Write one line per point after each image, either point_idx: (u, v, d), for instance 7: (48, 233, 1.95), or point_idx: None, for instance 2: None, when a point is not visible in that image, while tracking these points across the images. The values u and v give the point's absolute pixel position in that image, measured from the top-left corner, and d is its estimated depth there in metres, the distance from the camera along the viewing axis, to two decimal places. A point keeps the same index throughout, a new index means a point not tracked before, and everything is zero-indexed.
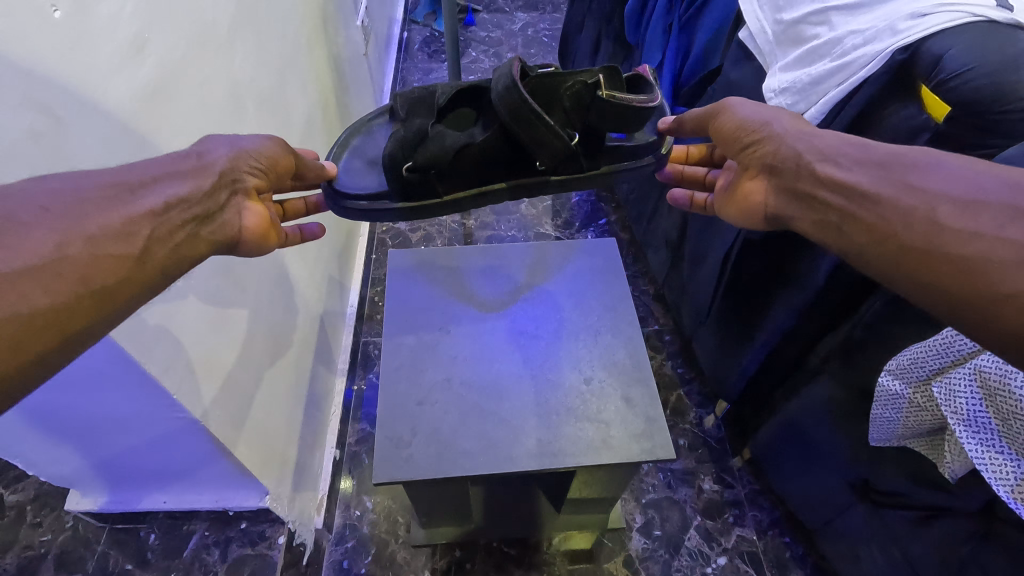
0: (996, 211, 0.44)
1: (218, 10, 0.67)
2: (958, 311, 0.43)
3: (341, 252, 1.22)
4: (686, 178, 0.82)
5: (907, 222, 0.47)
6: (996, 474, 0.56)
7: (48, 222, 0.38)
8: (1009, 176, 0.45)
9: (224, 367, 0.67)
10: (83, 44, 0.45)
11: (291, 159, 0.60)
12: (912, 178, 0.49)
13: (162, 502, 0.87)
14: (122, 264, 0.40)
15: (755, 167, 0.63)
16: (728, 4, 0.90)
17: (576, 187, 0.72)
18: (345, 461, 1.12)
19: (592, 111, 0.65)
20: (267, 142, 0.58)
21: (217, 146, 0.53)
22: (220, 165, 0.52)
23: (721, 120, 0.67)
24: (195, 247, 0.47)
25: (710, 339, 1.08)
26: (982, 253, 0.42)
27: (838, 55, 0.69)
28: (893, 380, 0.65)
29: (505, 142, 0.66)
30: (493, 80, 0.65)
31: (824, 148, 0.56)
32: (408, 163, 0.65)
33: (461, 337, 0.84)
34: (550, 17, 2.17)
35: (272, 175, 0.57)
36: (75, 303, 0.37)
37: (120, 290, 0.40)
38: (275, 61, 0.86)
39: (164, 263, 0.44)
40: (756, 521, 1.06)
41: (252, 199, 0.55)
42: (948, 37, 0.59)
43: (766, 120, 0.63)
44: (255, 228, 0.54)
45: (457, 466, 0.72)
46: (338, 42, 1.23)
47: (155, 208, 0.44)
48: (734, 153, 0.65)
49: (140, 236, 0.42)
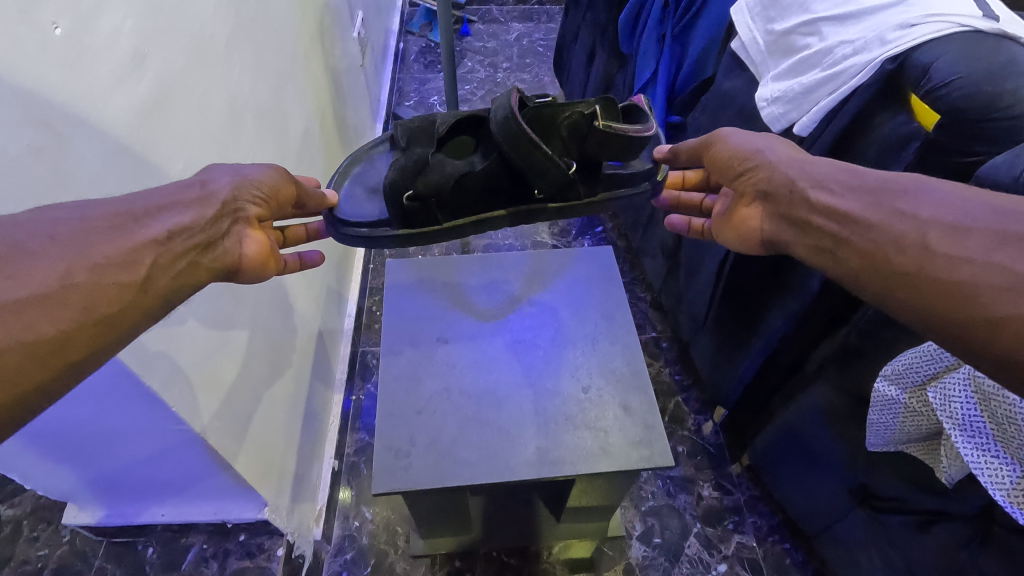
0: (985, 236, 0.45)
1: (215, 26, 0.68)
2: (955, 336, 0.43)
3: (339, 261, 1.22)
4: (682, 205, 0.83)
5: (900, 247, 0.48)
6: (992, 478, 0.56)
7: (56, 252, 0.38)
8: (997, 204, 0.46)
9: (224, 379, 0.67)
10: (83, 63, 0.46)
11: (292, 187, 0.60)
12: (901, 205, 0.50)
13: (160, 515, 0.86)
14: (124, 292, 0.41)
15: (749, 194, 0.64)
16: (720, 15, 0.91)
17: (573, 213, 0.73)
18: (343, 472, 1.11)
19: (590, 141, 0.66)
20: (269, 169, 0.57)
21: (219, 174, 0.53)
22: (223, 194, 0.52)
23: (716, 150, 0.68)
24: (196, 275, 0.47)
25: (707, 346, 1.08)
26: (974, 278, 0.43)
27: (829, 64, 0.70)
28: (889, 386, 0.66)
29: (504, 172, 0.68)
30: (492, 110, 0.66)
31: (816, 176, 0.57)
32: (409, 191, 0.65)
33: (459, 346, 0.85)
34: (545, 27, 2.19)
35: (274, 203, 0.57)
36: (79, 329, 0.37)
37: (123, 317, 0.40)
38: (273, 75, 0.86)
39: (165, 291, 0.44)
40: (756, 527, 1.06)
41: (253, 228, 0.54)
42: (936, 47, 0.60)
43: (758, 148, 0.64)
44: (255, 256, 0.54)
45: (456, 476, 0.72)
46: (335, 54, 1.24)
47: (158, 238, 0.44)
48: (729, 180, 0.66)
49: (143, 265, 0.42)
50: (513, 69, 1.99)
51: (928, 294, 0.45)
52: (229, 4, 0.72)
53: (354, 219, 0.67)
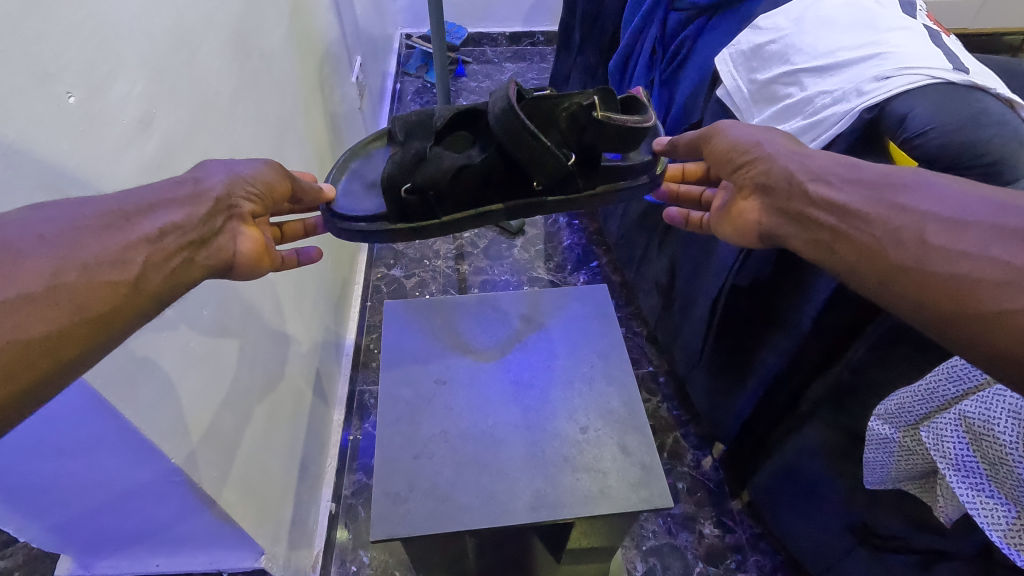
0: (982, 231, 0.45)
1: (219, 83, 0.71)
2: (950, 328, 0.44)
3: (337, 301, 1.24)
4: (681, 197, 0.85)
5: (898, 241, 0.49)
6: (987, 519, 0.57)
7: (45, 251, 0.39)
8: (997, 200, 0.47)
9: (221, 427, 0.68)
10: (94, 129, 0.48)
11: (287, 183, 0.61)
12: (901, 199, 0.51)
13: (154, 565, 0.84)
14: (117, 291, 0.41)
15: (748, 186, 0.65)
16: (704, 67, 0.95)
17: (572, 207, 0.75)
18: (340, 514, 1.10)
19: (588, 132, 0.68)
20: (262, 166, 0.59)
21: (215, 171, 0.54)
22: (217, 191, 0.52)
23: (715, 142, 0.70)
24: (193, 273, 0.48)
25: (703, 382, 1.09)
26: (972, 272, 0.44)
27: (810, 113, 0.73)
28: (883, 424, 0.66)
29: (502, 164, 0.69)
30: (490, 104, 0.67)
31: (815, 169, 0.59)
32: (408, 184, 0.66)
33: (457, 388, 0.85)
34: (538, 67, 2.26)
35: (268, 200, 0.58)
36: (70, 330, 0.38)
37: (115, 316, 0.40)
38: (274, 123, 0.89)
39: (159, 289, 0.44)
40: (759, 566, 1.05)
41: (247, 223, 0.56)
42: (911, 97, 0.63)
43: (757, 141, 0.65)
44: (250, 252, 0.55)
45: (453, 521, 0.72)
46: (334, 100, 1.28)
47: (150, 235, 0.45)
48: (727, 173, 0.68)
49: (134, 264, 0.43)
50: None
51: (919, 288, 0.47)
52: (234, 60, 0.75)
53: (354, 213, 0.68)
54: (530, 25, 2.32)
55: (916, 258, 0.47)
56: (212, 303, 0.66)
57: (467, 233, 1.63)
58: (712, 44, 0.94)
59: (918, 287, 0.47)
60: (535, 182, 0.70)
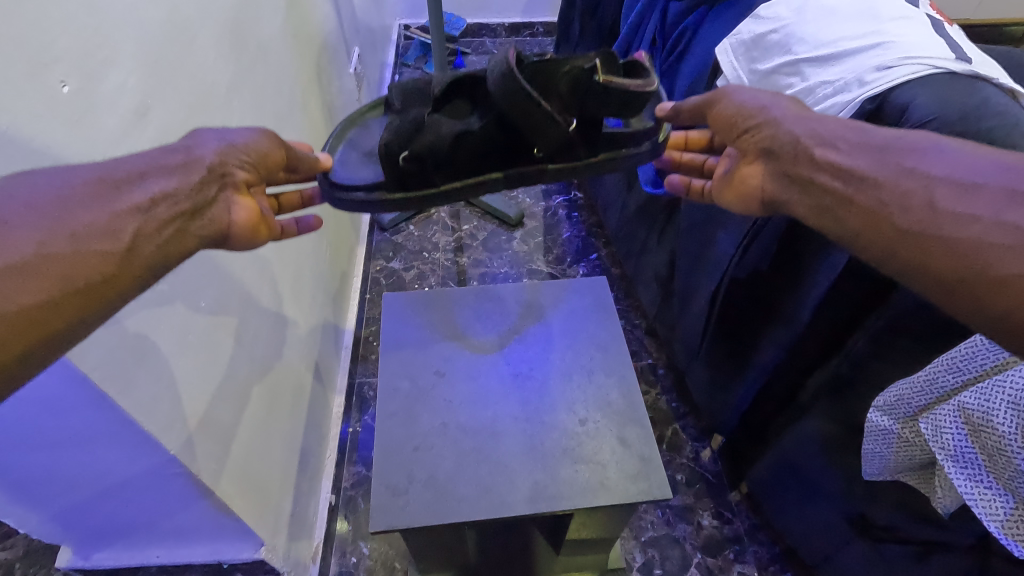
0: (993, 194, 0.46)
1: (216, 73, 0.70)
2: (956, 291, 0.45)
3: (336, 294, 1.23)
4: (683, 164, 0.84)
5: (904, 206, 0.49)
6: (985, 510, 0.57)
7: (32, 221, 0.38)
8: (1007, 162, 0.48)
9: (221, 419, 0.68)
10: (88, 118, 0.48)
11: (282, 151, 0.59)
12: (910, 163, 0.51)
13: (154, 556, 0.83)
14: (107, 261, 0.41)
15: (752, 152, 0.64)
16: (704, 57, 0.94)
17: (573, 176, 0.73)
18: (340, 506, 1.11)
19: (590, 95, 0.67)
20: (257, 133, 0.57)
21: (207, 139, 0.53)
22: (208, 159, 0.52)
23: (720, 107, 0.67)
24: (188, 240, 0.48)
25: (702, 374, 1.09)
26: (982, 236, 0.44)
27: (811, 104, 0.72)
28: (881, 416, 0.67)
29: (502, 132, 0.69)
30: (488, 69, 0.66)
31: (822, 133, 0.58)
32: (406, 152, 0.66)
33: (456, 380, 0.85)
34: None
35: (263, 168, 0.57)
36: (60, 300, 0.38)
37: (106, 286, 0.40)
38: (271, 114, 0.88)
39: (151, 260, 0.44)
40: (757, 557, 1.06)
41: (241, 193, 0.55)
42: (913, 87, 0.63)
43: (763, 105, 0.64)
44: (244, 222, 0.54)
45: (454, 512, 0.72)
46: (332, 91, 1.27)
47: (141, 204, 0.44)
48: (732, 138, 0.66)
49: (125, 234, 0.43)
50: None
51: (922, 254, 0.47)
52: (230, 50, 0.75)
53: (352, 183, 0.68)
54: (529, 15, 2.30)
55: (924, 225, 0.47)
56: (210, 296, 0.66)
57: (466, 226, 1.62)
58: (712, 35, 0.93)
59: (924, 254, 0.47)
60: (535, 148, 0.69)
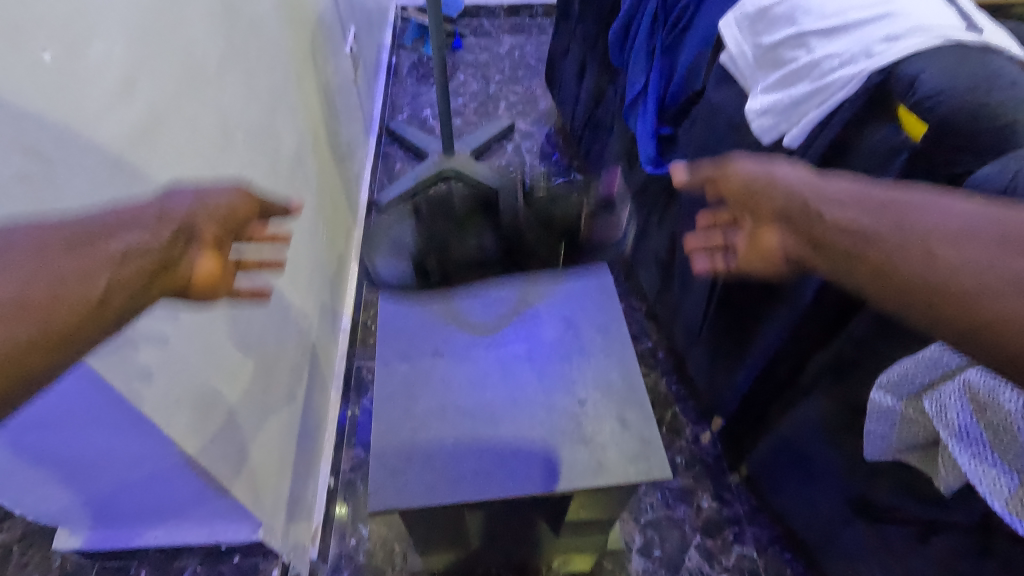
0: (984, 243, 0.46)
1: (207, 48, 0.68)
2: (972, 335, 0.44)
3: (333, 277, 1.22)
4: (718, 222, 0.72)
5: (901, 246, 0.48)
6: (990, 487, 0.56)
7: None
8: (998, 214, 0.47)
9: (216, 400, 0.67)
10: (73, 89, 0.46)
11: (253, 208, 0.53)
12: (910, 216, 0.49)
13: (152, 538, 0.83)
14: (76, 314, 0.36)
15: (768, 217, 0.59)
16: (708, 31, 0.92)
17: None
18: (339, 489, 1.11)
19: None
20: (232, 192, 0.50)
21: (178, 195, 0.47)
22: (180, 216, 0.45)
23: (727, 184, 0.63)
24: (163, 281, 0.42)
25: (702, 356, 1.08)
26: (979, 285, 0.44)
27: (817, 77, 0.70)
28: (884, 395, 0.66)
29: None
30: None
31: (835, 195, 0.54)
32: None
33: (454, 362, 0.84)
34: (536, 40, 2.20)
35: (232, 227, 0.50)
36: (24, 348, 0.33)
37: (78, 331, 0.36)
38: (265, 92, 0.87)
39: (122, 312, 0.39)
40: (756, 538, 1.06)
41: (206, 248, 0.47)
42: (921, 59, 0.61)
43: (769, 169, 0.60)
44: (205, 278, 0.46)
45: (452, 493, 0.72)
46: (328, 71, 1.24)
47: (114, 258, 0.39)
48: (745, 213, 0.62)
49: (100, 281, 0.37)
50: (506, 82, 2.02)
51: (937, 303, 0.46)
52: (222, 25, 0.73)
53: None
54: None
55: (928, 276, 0.47)
56: None
57: None
58: (715, 7, 0.92)
59: (938, 302, 0.46)
60: None
